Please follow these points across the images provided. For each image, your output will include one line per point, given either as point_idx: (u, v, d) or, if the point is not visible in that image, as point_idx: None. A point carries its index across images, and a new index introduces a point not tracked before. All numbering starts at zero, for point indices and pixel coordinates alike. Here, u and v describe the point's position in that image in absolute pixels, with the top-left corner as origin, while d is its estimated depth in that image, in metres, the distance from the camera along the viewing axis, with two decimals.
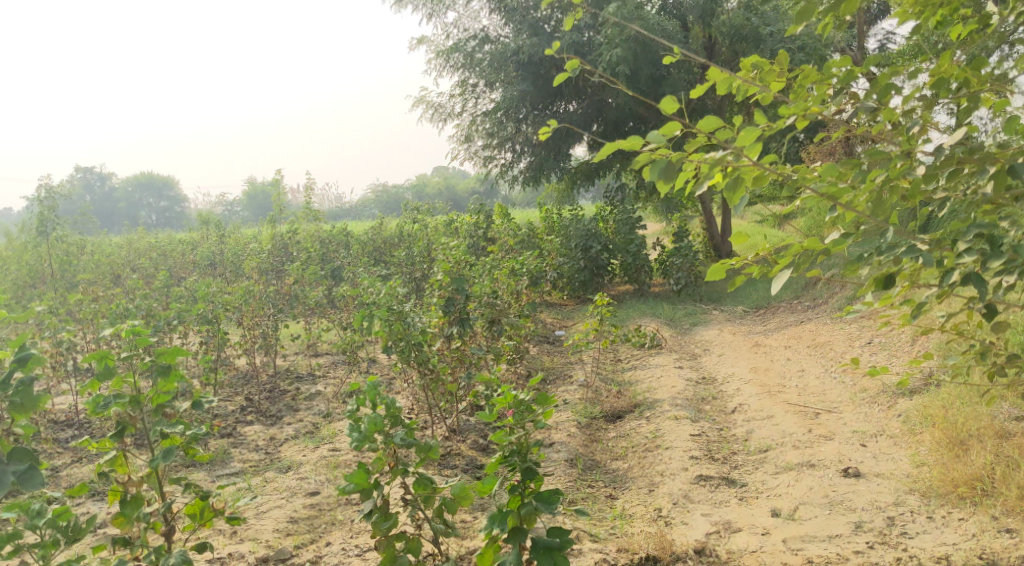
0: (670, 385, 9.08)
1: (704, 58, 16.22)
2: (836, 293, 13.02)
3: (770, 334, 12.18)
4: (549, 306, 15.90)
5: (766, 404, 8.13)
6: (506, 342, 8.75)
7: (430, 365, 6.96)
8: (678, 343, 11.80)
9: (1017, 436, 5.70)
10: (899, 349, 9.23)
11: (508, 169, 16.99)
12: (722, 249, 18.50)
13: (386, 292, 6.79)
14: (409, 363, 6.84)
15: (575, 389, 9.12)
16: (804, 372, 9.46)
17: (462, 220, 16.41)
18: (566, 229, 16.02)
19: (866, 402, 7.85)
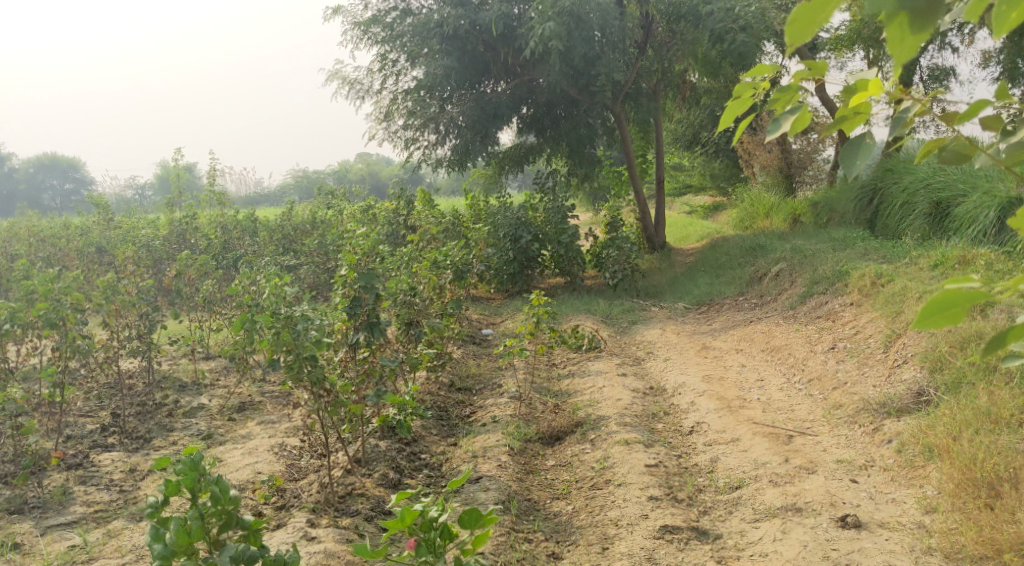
0: (615, 398, 7.89)
1: (639, 39, 15.13)
2: (784, 290, 12.03)
3: (717, 335, 11.12)
4: (474, 301, 14.62)
5: (728, 423, 6.98)
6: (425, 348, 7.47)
7: (326, 385, 5.63)
8: (619, 345, 10.64)
9: None
10: (868, 357, 8.21)
11: (430, 152, 15.54)
12: (655, 241, 17.46)
13: (269, 294, 5.45)
14: (299, 383, 5.46)
15: (506, 404, 7.86)
16: (763, 382, 8.40)
17: (382, 207, 15.03)
18: (494, 217, 14.76)
19: (844, 422, 6.84)
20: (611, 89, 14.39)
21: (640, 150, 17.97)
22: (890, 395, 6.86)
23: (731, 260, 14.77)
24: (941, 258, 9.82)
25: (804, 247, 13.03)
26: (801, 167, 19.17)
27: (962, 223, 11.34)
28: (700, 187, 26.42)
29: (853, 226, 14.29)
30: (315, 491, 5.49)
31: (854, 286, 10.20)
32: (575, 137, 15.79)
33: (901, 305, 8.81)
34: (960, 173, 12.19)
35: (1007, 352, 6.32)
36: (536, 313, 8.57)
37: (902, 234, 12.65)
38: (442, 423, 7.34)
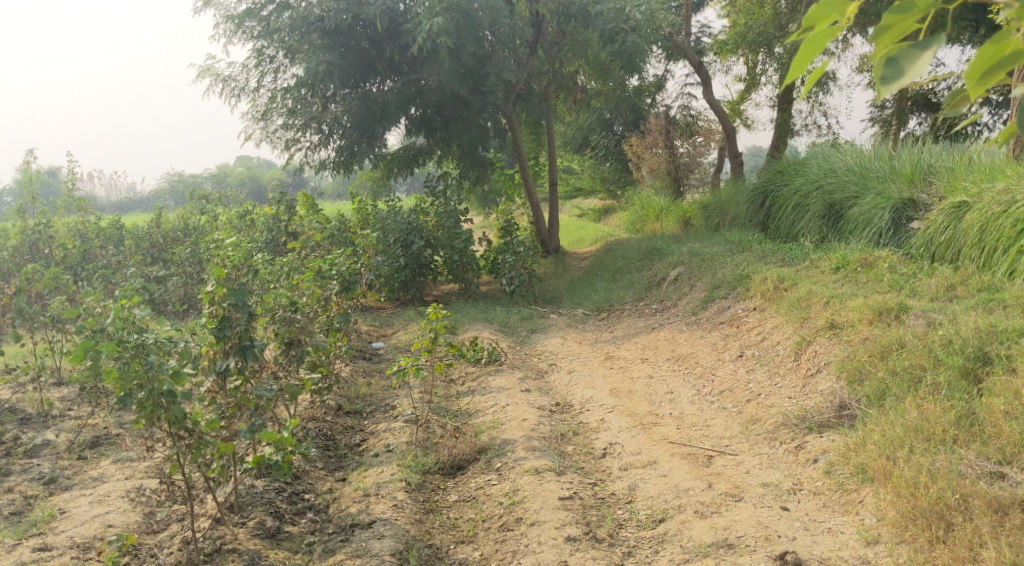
0: (521, 419, 7.38)
1: (531, 38, 14.62)
2: (684, 295, 11.68)
3: (619, 342, 10.72)
4: (364, 311, 13.92)
5: (640, 444, 6.53)
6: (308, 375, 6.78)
7: (187, 424, 5.06)
8: (519, 357, 10.14)
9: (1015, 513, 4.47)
10: (778, 367, 7.83)
11: (313, 153, 14.69)
12: (549, 245, 17.07)
13: (113, 318, 4.82)
14: (152, 423, 4.89)
15: (401, 429, 7.28)
16: (673, 393, 8.00)
17: (260, 212, 14.17)
18: (383, 222, 14.07)
19: (761, 437, 6.42)
20: (503, 89, 14.00)
21: (531, 152, 17.52)
22: (807, 408, 6.48)
23: (629, 265, 14.40)
24: (841, 260, 9.43)
25: (701, 250, 12.75)
26: (688, 171, 19.11)
27: (856, 225, 11.00)
28: (591, 189, 26.14)
29: (745, 228, 14.11)
30: (175, 551, 5.03)
31: (756, 290, 9.88)
32: (467, 139, 15.20)
33: (806, 309, 8.47)
34: (851, 174, 11.94)
35: (929, 361, 5.92)
36: (431, 328, 7.94)
37: (796, 236, 12.33)
38: (328, 454, 6.90)
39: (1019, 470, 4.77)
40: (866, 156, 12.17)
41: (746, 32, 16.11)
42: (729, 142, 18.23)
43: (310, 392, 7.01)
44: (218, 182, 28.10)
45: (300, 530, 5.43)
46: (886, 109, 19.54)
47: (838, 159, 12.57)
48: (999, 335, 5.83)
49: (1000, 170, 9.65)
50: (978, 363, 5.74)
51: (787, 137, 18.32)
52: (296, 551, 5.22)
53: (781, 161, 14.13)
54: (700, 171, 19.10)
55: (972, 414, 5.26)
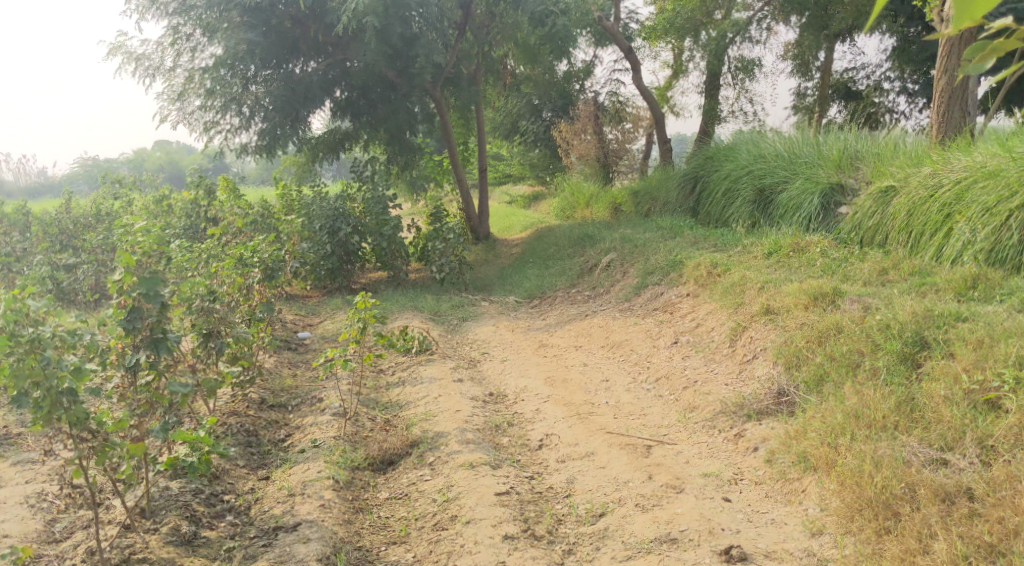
0: (454, 410, 7.17)
1: (459, 20, 14.33)
2: (617, 282, 11.53)
3: (551, 329, 10.57)
4: (290, 301, 13.52)
5: (576, 435, 6.37)
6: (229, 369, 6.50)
7: (90, 427, 4.94)
8: (450, 346, 9.92)
9: (958, 504, 4.48)
10: (714, 354, 7.73)
11: (233, 136, 14.20)
12: (479, 231, 16.84)
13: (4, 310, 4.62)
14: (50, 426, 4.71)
15: (329, 423, 7.02)
16: (608, 381, 7.87)
17: (179, 198, 13.69)
18: (308, 208, 13.68)
19: (699, 425, 6.32)
20: (431, 71, 13.72)
21: (460, 138, 17.25)
22: (744, 395, 6.38)
23: (560, 252, 14.24)
24: (774, 246, 9.35)
25: (632, 236, 12.64)
26: (617, 158, 19.04)
27: (785, 211, 10.91)
28: (519, 175, 25.92)
29: (676, 212, 14.06)
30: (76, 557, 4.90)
31: (689, 276, 9.80)
32: (394, 123, 14.84)
33: (741, 295, 8.37)
34: (780, 160, 11.90)
35: (867, 346, 5.84)
36: (359, 319, 7.66)
37: (727, 223, 12.23)
38: (250, 451, 6.68)
39: (962, 457, 4.76)
40: (795, 141, 12.16)
41: (675, 17, 16.00)
42: (657, 128, 18.24)
43: (229, 383, 6.70)
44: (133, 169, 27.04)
45: (218, 535, 5.27)
46: (810, 96, 19.69)
47: (766, 145, 12.53)
48: (936, 319, 5.77)
49: (927, 154, 9.68)
50: (916, 348, 5.68)
51: (715, 123, 18.35)
52: (214, 558, 5.05)
53: (710, 147, 14.08)
54: (629, 158, 19.05)
55: (912, 399, 5.20)
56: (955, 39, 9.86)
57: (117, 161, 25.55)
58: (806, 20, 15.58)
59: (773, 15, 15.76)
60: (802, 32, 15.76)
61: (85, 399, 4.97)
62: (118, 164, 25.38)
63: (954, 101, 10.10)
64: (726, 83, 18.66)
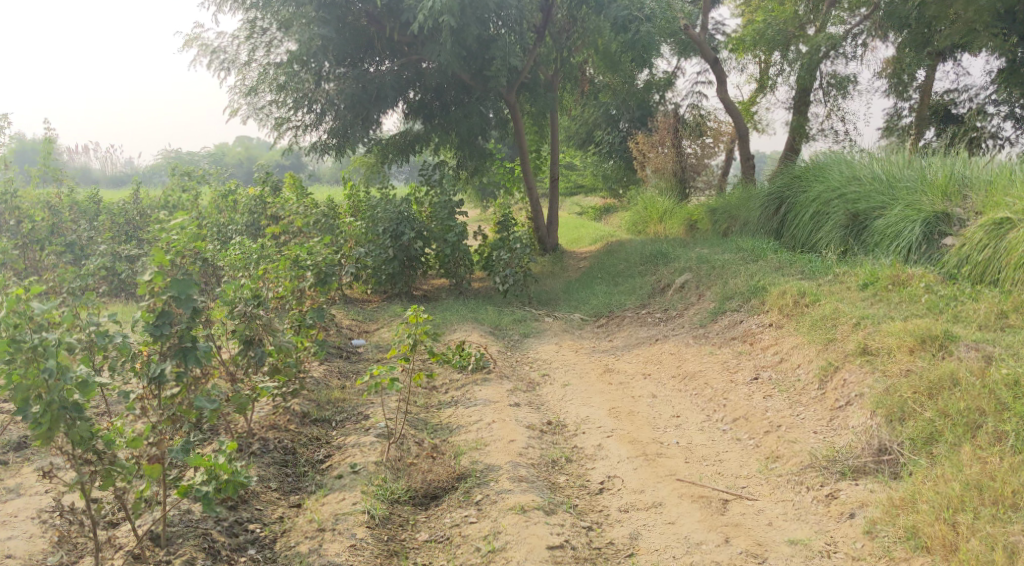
0: (509, 440, 6.55)
1: (540, 23, 13.71)
2: (691, 305, 10.76)
3: (617, 352, 9.86)
4: (347, 304, 13.03)
5: (643, 480, 5.70)
6: (265, 385, 6.05)
7: (96, 448, 4.53)
8: (508, 364, 9.28)
9: None
10: (800, 396, 6.93)
11: (302, 133, 13.76)
12: (548, 243, 16.21)
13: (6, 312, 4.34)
14: (51, 444, 4.39)
15: (372, 445, 6.45)
16: (679, 417, 7.16)
17: (243, 192, 13.34)
18: (373, 210, 13.19)
19: (782, 478, 5.58)
20: (507, 74, 13.12)
21: (533, 145, 16.62)
22: (837, 448, 5.64)
23: (631, 269, 13.51)
24: (870, 276, 8.53)
25: (710, 256, 11.86)
26: (695, 174, 18.30)
27: (882, 239, 10.02)
28: (591, 187, 25.21)
29: (758, 233, 13.18)
30: None
31: (773, 305, 9.00)
32: (466, 126, 14.26)
33: (832, 330, 7.58)
34: (877, 183, 11.00)
35: (990, 405, 5.15)
36: (410, 335, 6.90)
37: (813, 247, 11.37)
38: (285, 472, 6.16)
39: None
40: (893, 164, 11.25)
41: (766, 28, 15.11)
42: (740, 145, 17.44)
43: (266, 394, 6.21)
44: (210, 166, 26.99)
45: None
46: (904, 116, 18.61)
47: (862, 167, 11.63)
48: None
49: None
50: None
51: (801, 141, 17.46)
52: None
53: (797, 167, 13.21)
54: (708, 175, 18.30)
55: None
56: None
57: (194, 154, 25.47)
58: (905, 38, 14.66)
59: (870, 32, 14.85)
60: (901, 50, 14.83)
61: (89, 411, 4.51)
62: (195, 157, 25.30)
63: None
64: (816, 100, 17.76)
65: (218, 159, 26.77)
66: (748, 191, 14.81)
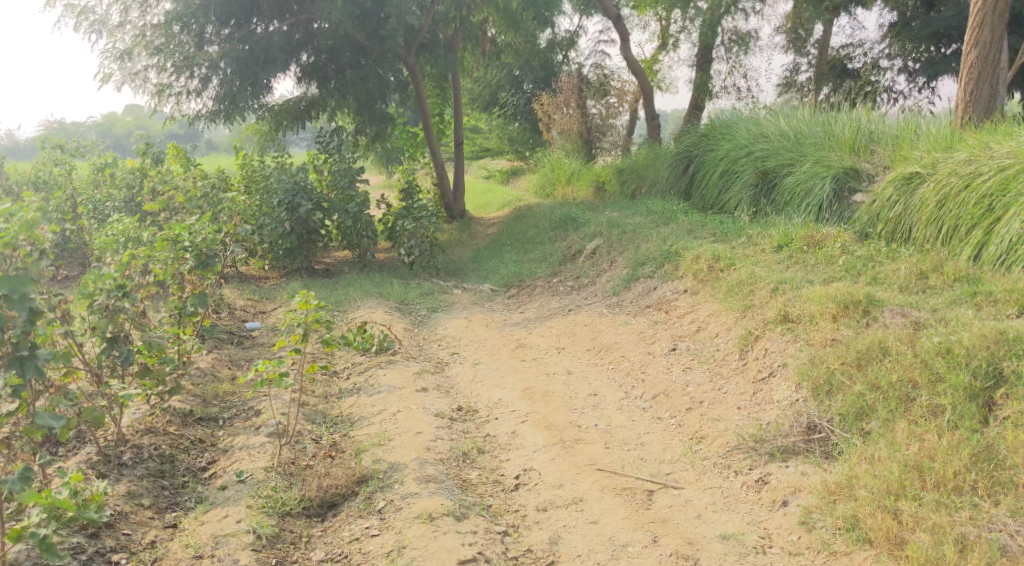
0: (414, 433, 6.07)
1: None
2: (603, 272, 10.36)
3: (528, 325, 9.41)
4: (242, 283, 12.29)
5: (560, 474, 5.29)
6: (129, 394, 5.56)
7: None
8: (414, 344, 8.74)
9: None
10: (720, 368, 6.57)
11: (184, 100, 12.85)
12: (454, 210, 15.64)
13: None
14: None
15: (263, 449, 5.93)
16: (597, 396, 6.76)
17: (123, 167, 12.44)
18: (267, 182, 12.46)
19: (707, 461, 5.24)
20: (403, 33, 12.48)
21: (434, 110, 15.98)
22: (763, 424, 5.31)
23: (540, 235, 13.05)
24: (785, 238, 8.18)
25: (620, 219, 11.49)
26: (601, 133, 17.80)
27: (792, 198, 9.67)
28: (498, 150, 24.66)
29: (668, 194, 12.82)
30: None
31: (688, 270, 8.66)
32: (363, 90, 13.54)
33: (750, 297, 7.24)
34: (785, 141, 10.70)
35: (923, 377, 4.84)
36: (299, 324, 6.20)
37: (724, 207, 11.04)
38: (161, 485, 5.61)
39: None
40: (801, 119, 10.99)
41: None
42: (645, 104, 17.13)
43: (134, 399, 5.64)
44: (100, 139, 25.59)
45: None
46: (803, 71, 18.50)
47: (770, 124, 11.33)
48: (1011, 345, 4.74)
49: (959, 138, 8.53)
50: (988, 383, 4.69)
51: (705, 98, 17.17)
52: None
53: (705, 125, 12.90)
54: (614, 134, 17.79)
55: (991, 451, 4.39)
56: (989, 8, 8.87)
57: (80, 126, 24.07)
58: None
59: None
60: (800, 5, 14.60)
61: None
62: (81, 129, 23.92)
63: (984, 77, 9.08)
64: (719, 57, 17.49)
65: (107, 131, 25.38)
66: (655, 151, 14.49)
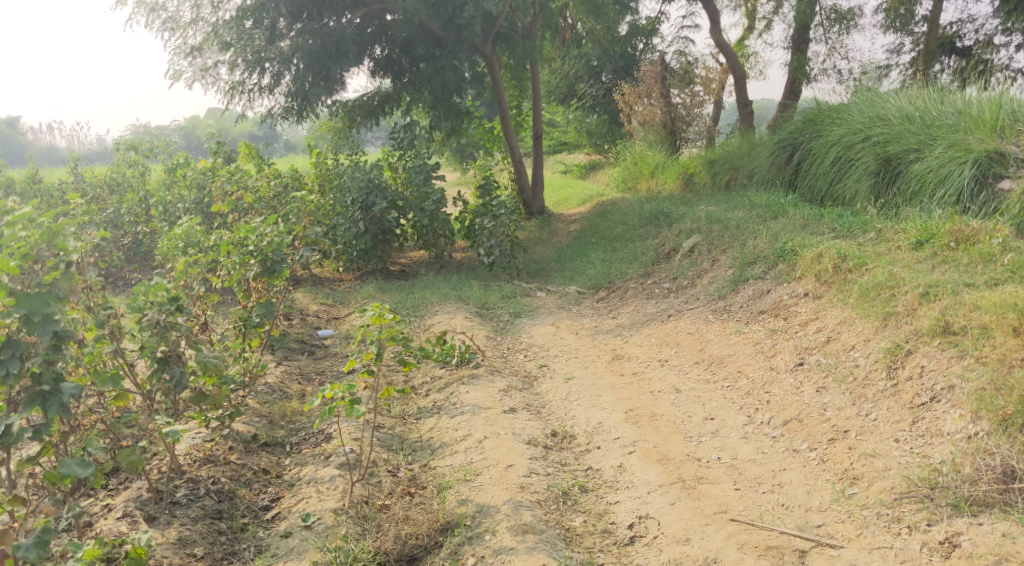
0: (505, 467, 5.20)
1: None
2: (704, 273, 9.36)
3: (624, 332, 8.47)
4: (315, 287, 11.59)
5: (685, 526, 4.41)
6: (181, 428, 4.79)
7: None
8: (497, 354, 7.88)
9: None
10: (863, 390, 5.54)
11: (255, 97, 12.23)
12: (533, 206, 14.75)
13: None
14: None
15: (333, 485, 5.13)
16: (718, 421, 5.79)
17: (193, 166, 11.82)
18: (341, 180, 11.72)
19: (870, 511, 4.37)
20: (481, 21, 11.66)
21: (513, 102, 15.07)
22: (935, 462, 4.49)
23: (629, 232, 12.07)
24: (924, 233, 7.14)
25: (720, 213, 10.45)
26: (686, 124, 16.57)
27: (921, 186, 8.56)
28: (576, 143, 23.62)
29: (770, 186, 11.70)
30: None
31: (807, 270, 7.62)
32: (439, 83, 12.73)
33: (891, 303, 6.19)
34: (909, 123, 9.54)
35: None
36: (372, 341, 5.35)
37: (838, 198, 9.93)
38: (216, 528, 4.80)
39: None
40: (925, 99, 9.82)
41: None
42: (736, 90, 15.97)
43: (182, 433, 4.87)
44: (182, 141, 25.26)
45: None
46: (905, 50, 17.15)
47: (887, 104, 10.12)
48: None
49: None
50: None
51: (802, 81, 15.96)
52: None
53: (809, 109, 11.76)
54: (699, 124, 16.56)
55: None
56: None
57: (163, 127, 23.74)
58: None
59: None
60: None
61: None
62: (164, 131, 23.59)
63: None
64: (816, 37, 16.24)
65: (188, 132, 25.00)
66: (750, 140, 13.36)
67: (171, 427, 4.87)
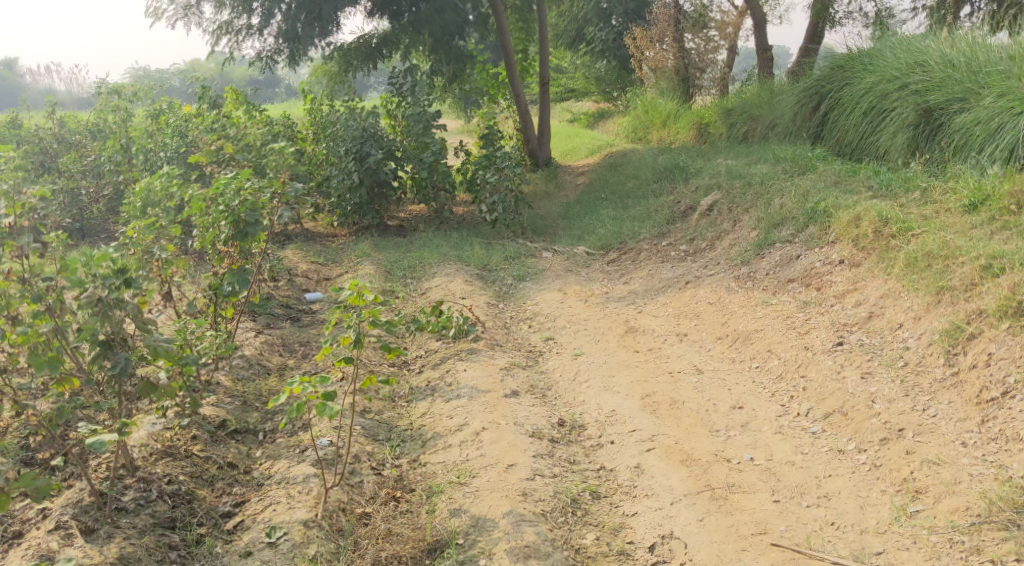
0: (505, 467, 4.50)
1: None
2: (725, 234, 8.61)
3: (639, 300, 7.73)
4: (306, 244, 10.83)
5: (717, 551, 3.93)
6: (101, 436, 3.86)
7: None
8: (498, 325, 7.14)
9: None
10: (918, 379, 4.87)
11: (244, 38, 11.38)
12: (540, 157, 13.92)
13: None
14: None
15: (306, 488, 4.42)
16: (751, 412, 5.07)
17: (177, 111, 11.00)
18: (334, 128, 10.91)
19: (939, 539, 3.91)
20: None
21: (519, 46, 14.15)
22: (1018, 476, 4.09)
23: (641, 187, 11.27)
24: (978, 192, 6.36)
25: (742, 168, 9.65)
26: (699, 70, 15.55)
27: (967, 140, 7.77)
28: (584, 91, 22.58)
29: (794, 138, 10.84)
30: None
31: (843, 234, 6.85)
32: (441, 23, 11.84)
33: (945, 275, 5.42)
34: (953, 69, 8.70)
35: None
36: (350, 325, 4.56)
37: (872, 152, 9.11)
38: (162, 543, 4.12)
39: None
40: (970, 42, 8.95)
41: None
42: (755, 35, 15.01)
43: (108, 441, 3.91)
44: (181, 86, 24.32)
45: None
46: None
47: (925, 49, 9.22)
48: None
49: None
50: None
51: (825, 25, 15.01)
52: None
53: (837, 54, 10.86)
54: (713, 70, 15.52)
55: None
56: None
57: (162, 72, 22.82)
58: None
59: None
60: None
61: None
62: (162, 77, 22.66)
63: None
64: None
65: (187, 77, 24.04)
66: (772, 88, 12.50)
67: (96, 437, 3.90)
